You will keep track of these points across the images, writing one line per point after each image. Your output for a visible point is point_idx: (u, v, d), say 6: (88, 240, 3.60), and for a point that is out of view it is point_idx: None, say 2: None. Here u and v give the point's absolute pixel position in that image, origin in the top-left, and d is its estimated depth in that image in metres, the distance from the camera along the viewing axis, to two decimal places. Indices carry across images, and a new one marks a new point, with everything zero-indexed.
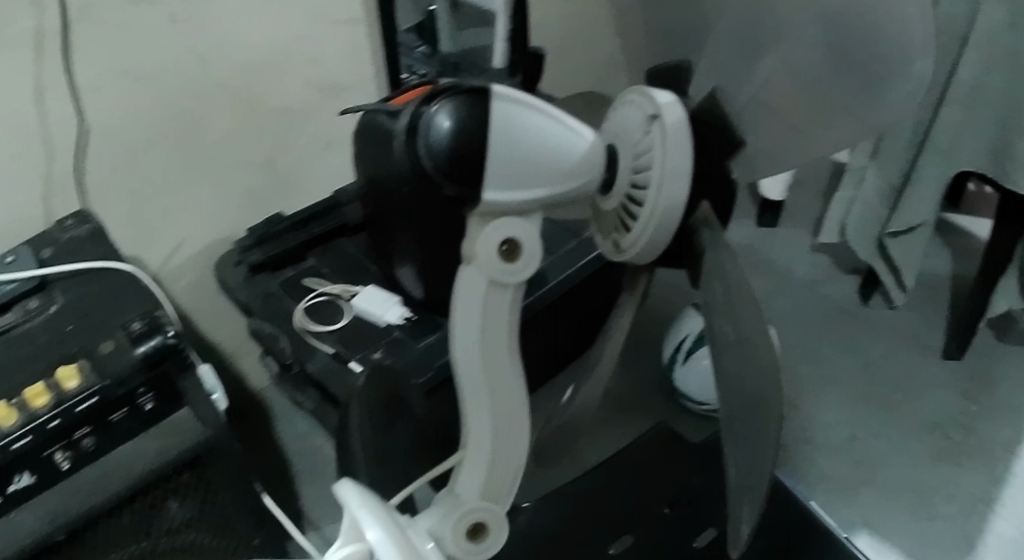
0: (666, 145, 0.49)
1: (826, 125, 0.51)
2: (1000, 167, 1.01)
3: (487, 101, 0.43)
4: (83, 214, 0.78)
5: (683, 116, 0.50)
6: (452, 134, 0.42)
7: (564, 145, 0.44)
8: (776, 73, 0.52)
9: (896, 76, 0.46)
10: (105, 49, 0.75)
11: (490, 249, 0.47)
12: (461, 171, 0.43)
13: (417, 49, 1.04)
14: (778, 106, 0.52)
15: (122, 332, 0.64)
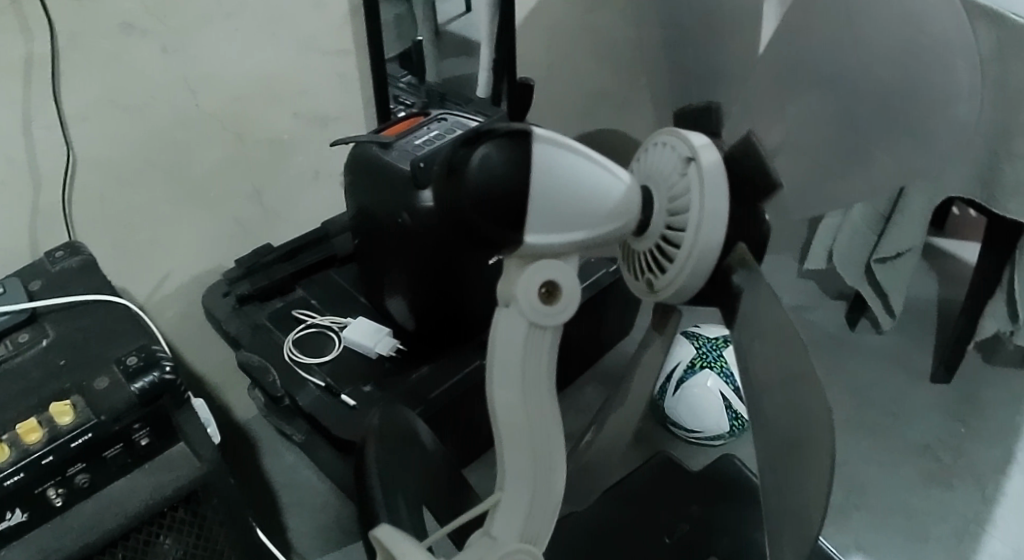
0: (705, 185, 0.49)
1: (873, 157, 0.46)
2: (988, 192, 1.04)
3: (532, 147, 0.42)
4: (74, 245, 0.75)
5: (717, 157, 0.50)
6: (497, 178, 0.41)
7: (605, 188, 0.45)
8: (819, 103, 0.47)
9: (938, 124, 0.44)
10: (95, 78, 0.74)
11: (532, 292, 0.47)
12: (508, 214, 0.42)
13: (403, 79, 1.05)
14: (825, 143, 0.47)
15: (116, 366, 0.61)
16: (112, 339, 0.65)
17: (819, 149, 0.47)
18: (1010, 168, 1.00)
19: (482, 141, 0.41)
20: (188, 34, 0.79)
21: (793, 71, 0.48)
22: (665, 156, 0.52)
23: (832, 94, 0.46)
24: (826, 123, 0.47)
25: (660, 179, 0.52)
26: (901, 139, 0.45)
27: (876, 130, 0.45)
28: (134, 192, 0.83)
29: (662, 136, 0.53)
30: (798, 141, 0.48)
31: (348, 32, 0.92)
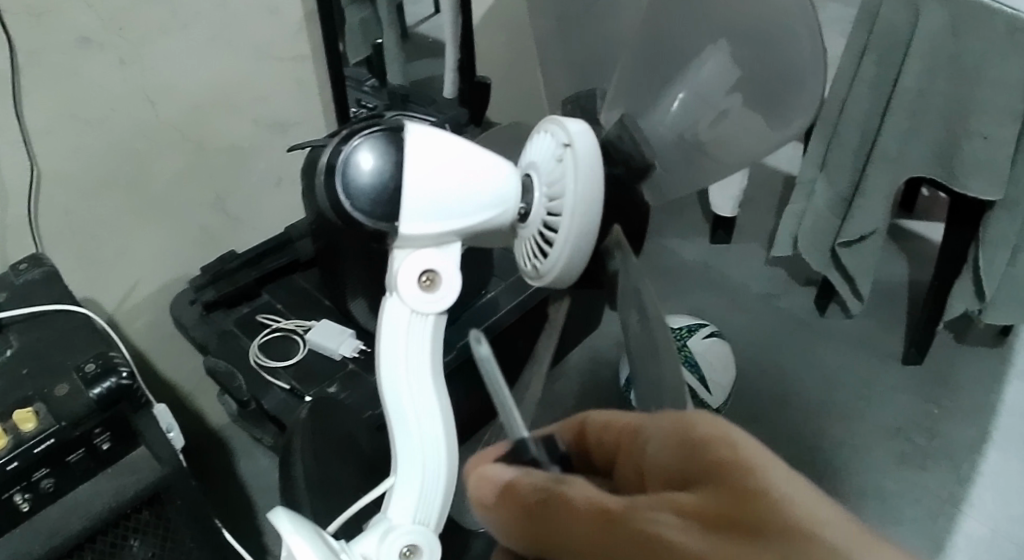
0: (583, 172, 0.35)
1: (751, 115, 0.42)
2: (950, 172, 1.06)
3: (400, 136, 0.36)
4: (37, 256, 0.73)
5: (594, 141, 0.35)
6: (373, 176, 0.36)
7: (482, 177, 0.37)
8: (693, 67, 0.43)
9: (802, 85, 0.43)
10: (55, 93, 0.75)
11: (406, 282, 0.39)
12: (380, 212, 0.36)
13: (367, 83, 1.04)
14: (705, 106, 0.42)
15: (76, 373, 0.61)
16: (72, 346, 0.64)
17: (701, 116, 0.42)
18: (968, 147, 1.01)
19: (360, 136, 0.37)
20: (145, 46, 0.80)
21: (664, 42, 0.44)
22: (544, 143, 0.37)
23: (705, 53, 0.43)
24: (704, 84, 0.42)
25: (541, 165, 0.37)
26: (769, 91, 0.43)
27: (749, 81, 0.42)
28: (96, 204, 0.83)
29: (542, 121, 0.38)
30: (679, 113, 0.42)
31: (304, 37, 0.93)
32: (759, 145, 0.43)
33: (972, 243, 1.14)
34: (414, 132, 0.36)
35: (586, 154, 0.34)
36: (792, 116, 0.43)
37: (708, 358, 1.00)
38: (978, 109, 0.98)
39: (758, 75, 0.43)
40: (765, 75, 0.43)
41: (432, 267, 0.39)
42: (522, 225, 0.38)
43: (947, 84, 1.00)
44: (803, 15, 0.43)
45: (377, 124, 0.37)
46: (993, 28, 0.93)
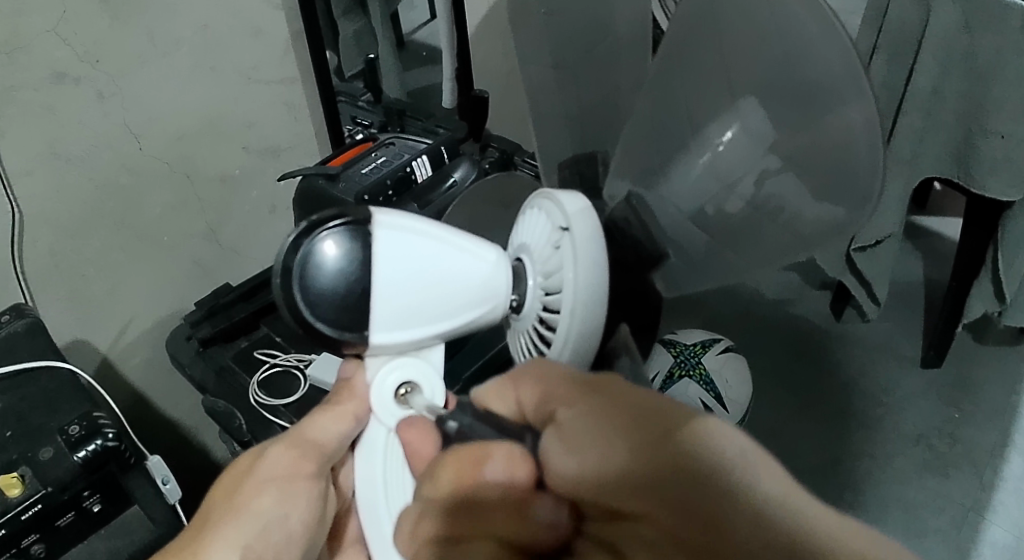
0: (584, 260, 0.37)
1: (789, 190, 0.37)
2: (967, 171, 1.03)
3: (370, 230, 0.38)
4: (20, 307, 0.70)
5: (596, 223, 0.37)
6: (339, 271, 0.37)
7: (465, 269, 0.39)
8: (705, 135, 0.38)
9: (851, 139, 0.35)
10: (32, 132, 0.71)
11: (386, 396, 0.45)
12: (352, 313, 0.38)
13: (361, 98, 0.99)
14: (725, 183, 0.38)
15: (60, 436, 0.59)
16: (56, 406, 0.62)
17: (722, 195, 0.38)
18: (986, 146, 0.98)
19: (322, 225, 0.38)
20: (125, 78, 0.76)
21: (672, 105, 0.40)
22: (540, 227, 0.40)
23: (722, 122, 0.38)
24: (721, 160, 0.37)
25: (535, 251, 0.40)
26: (813, 161, 0.36)
27: (782, 149, 0.36)
28: (84, 243, 0.79)
29: (536, 198, 0.41)
30: (693, 188, 0.39)
31: (292, 59, 0.90)
32: (810, 212, 0.37)
33: (990, 239, 1.11)
34: (383, 233, 0.38)
35: (581, 244, 0.37)
36: (844, 183, 0.36)
37: (724, 376, 0.96)
38: (994, 106, 0.95)
39: (795, 141, 0.35)
40: (802, 138, 0.35)
41: (409, 379, 0.45)
42: (516, 316, 0.42)
43: (961, 78, 0.97)
44: (832, 44, 0.34)
45: (342, 213, 0.39)
46: (1007, 22, 0.89)
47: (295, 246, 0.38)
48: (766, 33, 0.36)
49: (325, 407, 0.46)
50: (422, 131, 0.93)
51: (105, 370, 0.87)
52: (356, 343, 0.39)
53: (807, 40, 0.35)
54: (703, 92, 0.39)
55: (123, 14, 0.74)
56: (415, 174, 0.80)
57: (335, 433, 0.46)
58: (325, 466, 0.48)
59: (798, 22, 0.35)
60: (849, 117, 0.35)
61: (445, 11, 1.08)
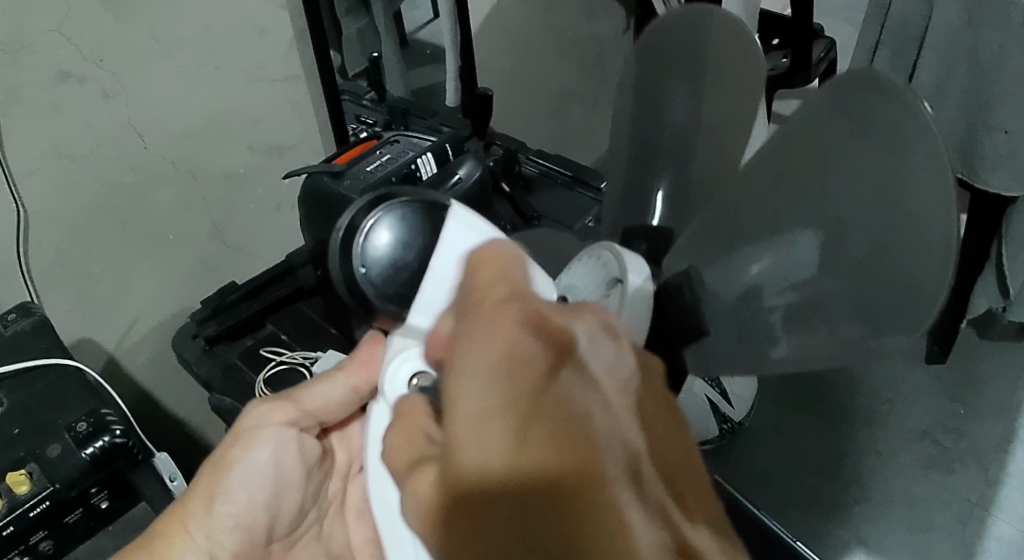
0: (628, 308, 0.46)
1: (825, 318, 0.39)
2: (971, 167, 1.03)
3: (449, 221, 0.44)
4: (26, 306, 0.70)
5: (650, 289, 0.47)
6: (392, 250, 0.46)
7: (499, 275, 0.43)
8: (783, 237, 0.42)
9: (919, 211, 0.35)
10: (37, 131, 0.72)
11: (397, 385, 0.44)
12: (400, 281, 0.46)
13: (366, 97, 0.99)
14: (780, 282, 0.41)
15: (68, 433, 0.59)
16: (64, 403, 0.62)
17: (780, 286, 0.42)
18: (989, 141, 0.99)
19: (401, 215, 0.47)
20: (129, 77, 0.76)
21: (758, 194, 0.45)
22: (595, 277, 0.49)
23: (802, 221, 0.41)
24: (792, 253, 0.41)
25: (583, 293, 0.48)
26: (858, 292, 0.37)
27: (847, 260, 0.38)
28: (89, 241, 0.80)
29: (599, 251, 0.50)
30: (754, 274, 0.43)
31: (296, 58, 0.90)
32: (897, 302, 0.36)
33: (993, 234, 1.11)
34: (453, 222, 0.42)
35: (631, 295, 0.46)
36: (919, 264, 0.35)
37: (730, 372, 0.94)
38: (997, 102, 0.95)
39: (863, 253, 0.37)
40: (869, 233, 0.37)
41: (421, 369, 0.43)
42: None
43: (964, 72, 0.97)
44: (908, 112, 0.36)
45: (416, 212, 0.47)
46: (1011, 18, 0.90)
47: (372, 222, 0.47)
48: (886, 151, 0.37)
49: (322, 378, 0.56)
50: (428, 129, 0.93)
51: (111, 368, 0.87)
52: (394, 313, 0.46)
53: (894, 118, 0.37)
54: (793, 185, 0.42)
55: (127, 13, 0.74)
56: (420, 172, 0.81)
57: (325, 394, 0.56)
58: (309, 421, 0.57)
59: (914, 144, 0.36)
60: (921, 262, 0.35)
61: (449, 10, 1.08)
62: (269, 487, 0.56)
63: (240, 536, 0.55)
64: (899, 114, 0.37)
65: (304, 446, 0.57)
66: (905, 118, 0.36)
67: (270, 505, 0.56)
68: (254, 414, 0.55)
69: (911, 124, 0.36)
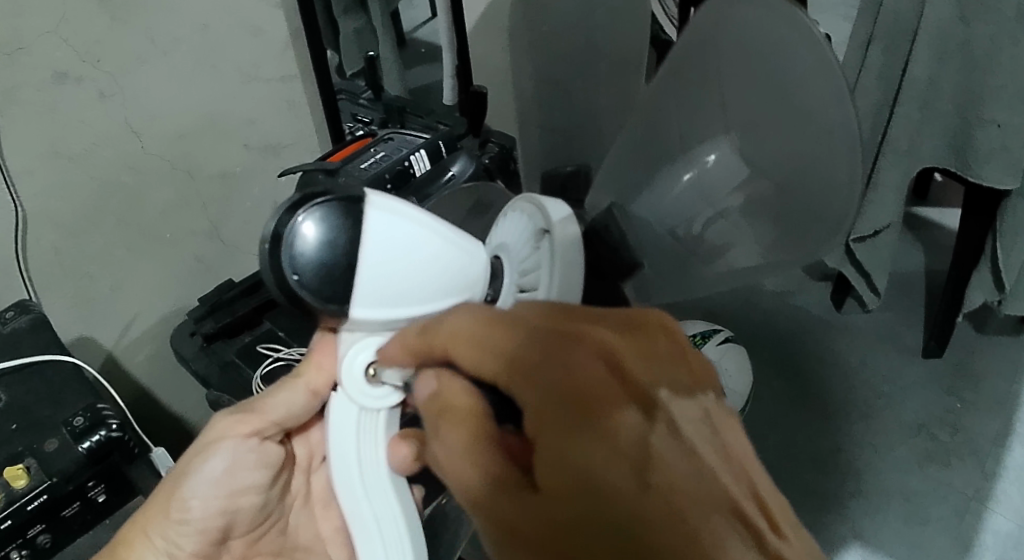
0: (562, 260, 0.41)
1: (759, 222, 0.41)
2: (965, 161, 1.04)
3: (366, 208, 0.40)
4: (25, 304, 0.71)
5: (578, 232, 0.42)
6: (320, 250, 0.39)
7: (437, 257, 0.41)
8: (696, 152, 0.42)
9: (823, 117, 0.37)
10: (35, 131, 0.72)
11: (357, 374, 0.48)
12: (337, 285, 0.39)
13: (362, 96, 0.98)
14: (708, 199, 0.42)
15: (65, 427, 0.60)
16: (60, 398, 0.63)
17: (701, 211, 0.43)
18: (982, 137, 1.00)
19: (309, 205, 0.39)
20: (125, 77, 0.77)
21: (667, 127, 0.44)
22: (522, 228, 0.44)
23: (710, 132, 0.42)
24: (709, 174, 0.42)
25: (514, 249, 0.44)
26: (785, 197, 0.39)
27: (767, 174, 0.40)
28: (87, 240, 0.81)
29: (520, 202, 0.45)
30: (679, 195, 0.43)
31: (291, 58, 0.91)
32: (821, 203, 0.37)
33: (986, 227, 1.12)
34: (377, 212, 0.39)
35: (555, 247, 0.41)
36: (834, 168, 0.37)
37: (725, 366, 0.95)
38: (990, 96, 0.96)
39: (780, 168, 0.39)
40: (778, 150, 0.39)
41: (376, 358, 0.47)
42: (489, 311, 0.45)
43: (957, 69, 0.98)
44: (793, 27, 0.38)
45: (330, 193, 0.40)
46: (1002, 13, 0.90)
47: (282, 216, 0.39)
48: (772, 66, 0.39)
49: (281, 386, 0.55)
50: (422, 126, 0.94)
51: (110, 366, 0.88)
52: (335, 315, 0.40)
53: (780, 38, 0.39)
54: (701, 110, 0.42)
55: (123, 14, 0.75)
56: (413, 169, 0.80)
57: (287, 404, 0.55)
58: (274, 429, 0.57)
59: (797, 55, 0.38)
60: (837, 170, 0.37)
61: (443, 8, 1.09)
62: (233, 489, 0.57)
63: (201, 539, 0.56)
64: (792, 38, 0.38)
65: (267, 452, 0.58)
66: (781, 27, 0.39)
67: (232, 511, 0.57)
68: (218, 427, 0.55)
69: (792, 32, 0.38)
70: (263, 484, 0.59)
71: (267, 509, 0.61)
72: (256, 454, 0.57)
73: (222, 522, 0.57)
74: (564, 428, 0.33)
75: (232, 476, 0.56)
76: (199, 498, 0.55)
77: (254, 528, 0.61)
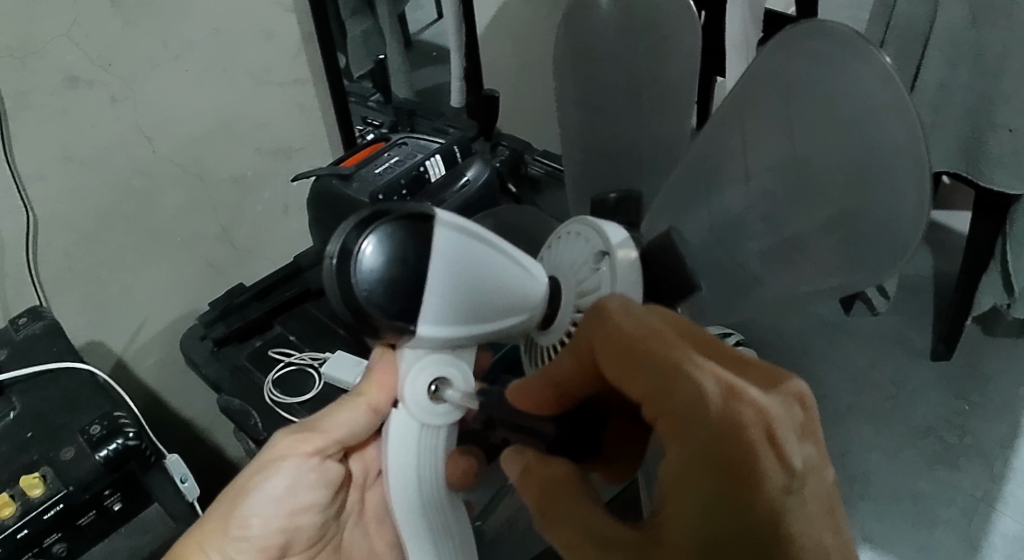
0: (624, 280, 0.44)
1: (816, 251, 0.40)
2: (975, 164, 1.04)
3: (432, 228, 0.42)
4: (37, 309, 0.71)
5: (636, 255, 0.45)
6: (387, 268, 0.40)
7: (500, 274, 0.44)
8: (757, 178, 0.42)
9: (893, 153, 0.37)
10: (46, 135, 0.72)
11: (419, 390, 0.50)
12: (403, 302, 0.41)
13: (371, 99, 0.99)
14: (760, 225, 0.42)
15: (81, 435, 0.60)
16: (76, 405, 0.62)
17: (760, 234, 0.42)
18: (993, 140, 0.99)
19: (375, 225, 0.41)
20: (138, 82, 0.77)
21: (721, 146, 0.45)
22: (580, 250, 0.47)
23: (770, 162, 0.42)
24: (772, 199, 0.42)
25: (571, 269, 0.47)
26: (847, 225, 0.39)
27: (827, 203, 0.39)
28: (98, 245, 0.80)
29: (575, 226, 0.48)
30: (733, 221, 0.44)
31: (302, 62, 0.90)
32: (884, 231, 0.38)
33: (996, 230, 1.12)
34: (444, 231, 0.41)
35: (621, 268, 0.44)
36: (898, 201, 0.37)
37: None
38: (1002, 100, 0.96)
39: (842, 198, 0.39)
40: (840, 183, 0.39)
41: (440, 374, 0.49)
42: (542, 330, 0.49)
43: (969, 72, 0.98)
44: (872, 64, 0.38)
45: (395, 214, 0.41)
46: (1015, 16, 0.90)
47: (349, 236, 0.40)
48: (839, 97, 0.39)
49: (343, 404, 0.55)
50: (435, 130, 0.94)
51: (121, 371, 0.88)
52: (399, 330, 0.42)
53: (849, 70, 0.39)
54: (756, 137, 0.43)
55: (135, 18, 0.74)
56: (428, 174, 0.80)
57: (348, 421, 0.56)
58: (335, 448, 0.57)
59: (865, 87, 0.38)
60: (898, 200, 0.37)
61: (454, 11, 1.08)
62: (293, 507, 0.57)
63: (260, 556, 0.57)
64: (860, 72, 0.38)
65: (327, 471, 0.58)
66: (850, 60, 0.39)
67: (291, 529, 0.58)
68: (280, 446, 0.56)
69: (864, 67, 0.38)
70: (322, 502, 0.59)
71: (325, 528, 0.61)
72: (316, 472, 0.57)
73: (281, 541, 0.57)
74: (700, 474, 0.34)
75: (292, 495, 0.57)
76: (258, 515, 0.56)
77: (314, 546, 0.61)
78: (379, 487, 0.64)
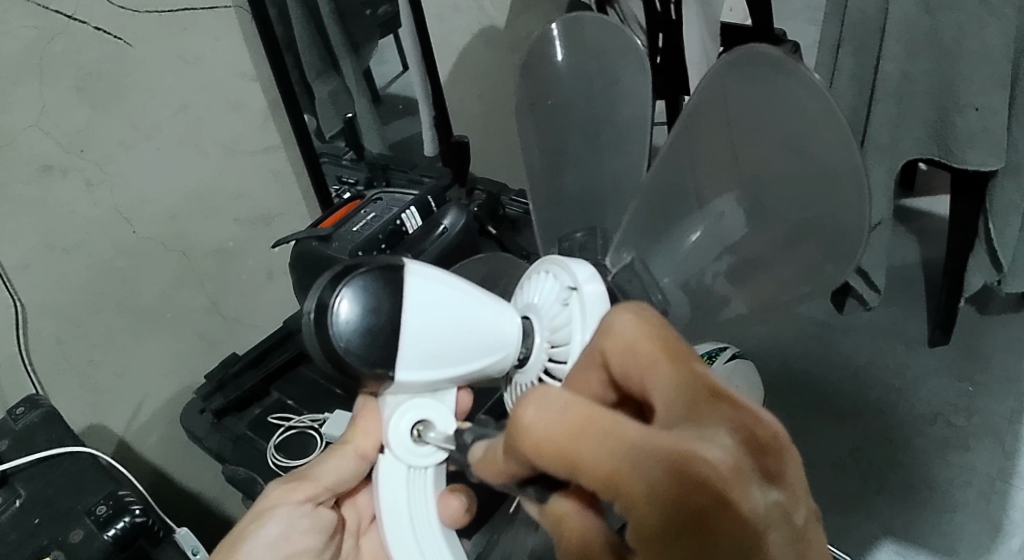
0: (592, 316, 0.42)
1: (773, 266, 0.42)
2: (945, 148, 1.04)
3: (404, 276, 0.43)
4: (33, 398, 0.71)
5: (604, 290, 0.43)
6: (361, 318, 0.42)
7: (474, 317, 0.44)
8: (711, 205, 0.44)
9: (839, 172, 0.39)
10: (27, 226, 0.73)
11: (401, 435, 0.50)
12: (380, 350, 0.42)
13: (344, 157, 1.01)
14: (718, 248, 0.44)
15: (88, 517, 0.60)
16: (81, 489, 0.63)
17: (717, 257, 0.44)
18: (959, 122, 1.00)
19: (348, 278, 0.42)
20: (112, 165, 0.78)
21: (677, 180, 0.46)
22: (547, 290, 0.44)
23: (720, 188, 0.44)
24: (724, 223, 0.43)
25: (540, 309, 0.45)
26: (800, 239, 0.41)
27: (778, 221, 0.41)
28: (88, 328, 0.81)
29: (544, 264, 0.45)
30: (692, 248, 0.45)
31: (272, 127, 0.92)
32: (834, 241, 0.40)
33: (977, 210, 1.13)
34: (414, 277, 0.43)
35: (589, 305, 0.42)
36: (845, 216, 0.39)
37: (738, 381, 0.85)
38: (964, 82, 0.97)
39: (793, 216, 0.41)
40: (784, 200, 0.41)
41: (422, 416, 0.50)
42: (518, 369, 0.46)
43: (928, 61, 0.99)
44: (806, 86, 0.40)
45: (366, 267, 0.43)
46: None
47: (324, 290, 0.42)
48: (780, 120, 0.41)
49: (333, 451, 0.56)
50: (410, 181, 0.95)
51: (124, 452, 0.88)
52: (379, 376, 0.43)
53: (785, 94, 0.41)
54: (708, 166, 0.44)
55: (102, 103, 0.76)
56: (405, 227, 0.81)
57: (337, 468, 0.56)
58: (326, 494, 0.58)
59: (802, 107, 0.40)
60: (844, 215, 0.39)
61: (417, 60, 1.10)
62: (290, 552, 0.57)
63: None
64: (796, 93, 0.41)
65: (320, 518, 0.58)
66: (784, 85, 0.41)
67: None
68: (273, 495, 0.57)
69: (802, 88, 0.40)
70: (319, 547, 0.59)
71: None
72: (310, 520, 0.58)
73: None
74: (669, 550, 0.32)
75: (289, 543, 0.57)
76: None
77: None
78: (374, 532, 0.65)
